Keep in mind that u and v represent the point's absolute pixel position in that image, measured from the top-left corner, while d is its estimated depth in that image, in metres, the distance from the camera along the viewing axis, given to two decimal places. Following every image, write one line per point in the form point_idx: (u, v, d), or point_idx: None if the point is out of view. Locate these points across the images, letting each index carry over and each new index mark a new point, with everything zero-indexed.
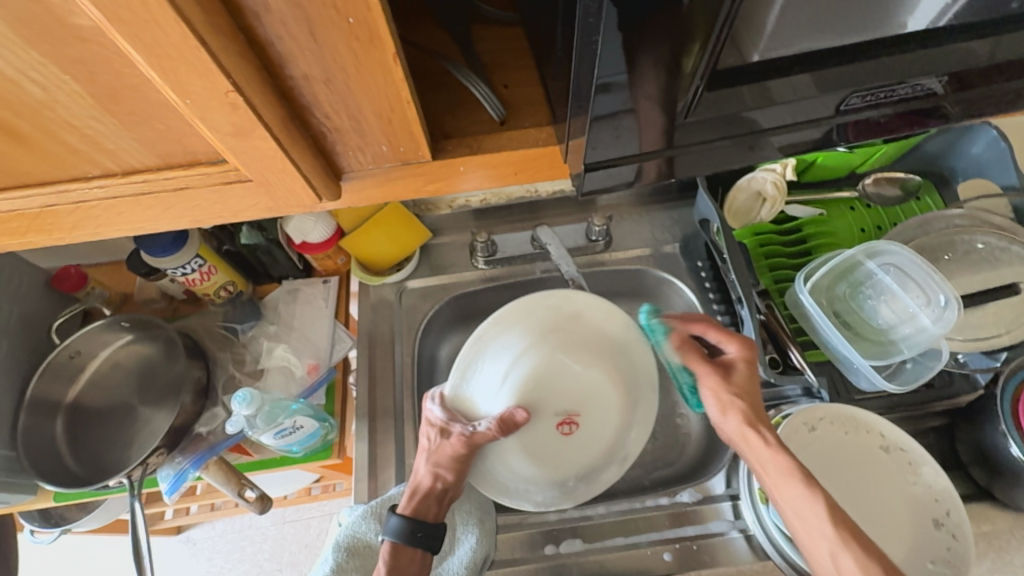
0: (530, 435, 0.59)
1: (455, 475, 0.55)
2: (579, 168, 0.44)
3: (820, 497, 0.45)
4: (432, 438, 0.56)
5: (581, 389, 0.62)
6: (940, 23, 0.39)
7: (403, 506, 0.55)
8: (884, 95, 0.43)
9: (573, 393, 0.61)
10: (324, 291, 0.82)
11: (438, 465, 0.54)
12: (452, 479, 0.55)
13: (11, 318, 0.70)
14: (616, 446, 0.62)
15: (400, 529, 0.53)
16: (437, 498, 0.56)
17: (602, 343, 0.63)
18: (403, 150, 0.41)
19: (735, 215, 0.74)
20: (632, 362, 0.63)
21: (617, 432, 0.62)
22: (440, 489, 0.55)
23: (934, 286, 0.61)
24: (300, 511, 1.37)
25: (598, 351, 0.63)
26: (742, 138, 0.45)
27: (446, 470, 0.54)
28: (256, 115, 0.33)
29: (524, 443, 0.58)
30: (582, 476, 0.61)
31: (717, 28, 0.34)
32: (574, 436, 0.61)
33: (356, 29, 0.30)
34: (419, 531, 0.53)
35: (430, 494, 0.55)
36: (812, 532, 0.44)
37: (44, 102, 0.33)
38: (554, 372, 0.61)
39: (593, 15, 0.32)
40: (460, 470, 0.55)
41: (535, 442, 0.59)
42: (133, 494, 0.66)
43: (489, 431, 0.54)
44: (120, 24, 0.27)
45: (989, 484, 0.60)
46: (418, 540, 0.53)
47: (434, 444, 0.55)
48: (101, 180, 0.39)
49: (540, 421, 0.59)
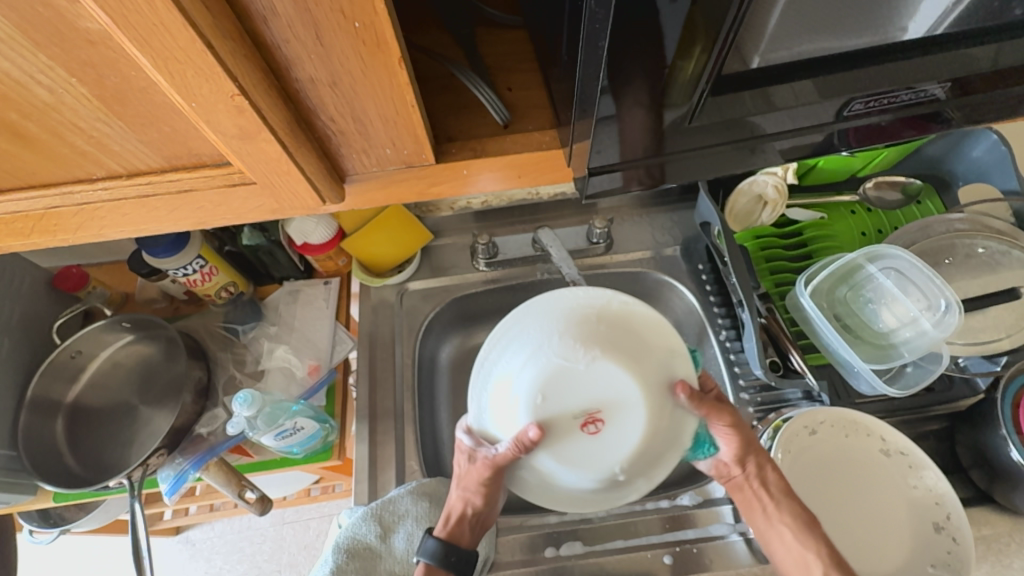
0: (561, 447, 0.50)
1: (484, 500, 0.53)
2: (582, 172, 0.44)
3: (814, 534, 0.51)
4: (463, 463, 0.54)
5: (603, 381, 0.51)
6: (939, 31, 0.39)
7: (439, 530, 0.55)
8: (887, 100, 0.43)
9: (592, 385, 0.51)
10: (325, 292, 0.82)
11: (467, 492, 0.53)
12: (482, 505, 0.54)
13: (13, 318, 0.70)
14: (664, 429, 0.51)
15: (436, 551, 0.53)
16: (471, 524, 0.55)
17: (613, 321, 0.53)
18: (407, 153, 0.41)
19: (735, 218, 0.74)
20: (645, 338, 0.53)
21: (665, 414, 0.51)
22: (471, 514, 0.55)
23: (935, 290, 0.61)
24: (300, 511, 1.36)
25: (610, 330, 0.52)
26: (744, 143, 0.45)
27: (474, 496, 0.53)
28: (261, 118, 0.33)
29: (566, 460, 0.50)
30: (637, 469, 0.51)
31: (721, 35, 0.34)
32: (613, 432, 0.51)
33: (362, 33, 0.31)
34: (452, 555, 0.53)
35: (463, 520, 0.55)
36: (804, 556, 0.51)
37: (51, 104, 0.33)
38: (564, 375, 0.52)
39: (599, 20, 0.32)
40: (486, 494, 0.53)
41: (570, 451, 0.50)
42: (132, 494, 0.66)
43: (508, 452, 0.49)
44: (128, 27, 0.27)
45: (989, 487, 0.60)
46: (451, 564, 0.52)
47: (464, 469, 0.54)
48: (105, 181, 0.39)
49: (564, 426, 0.50)
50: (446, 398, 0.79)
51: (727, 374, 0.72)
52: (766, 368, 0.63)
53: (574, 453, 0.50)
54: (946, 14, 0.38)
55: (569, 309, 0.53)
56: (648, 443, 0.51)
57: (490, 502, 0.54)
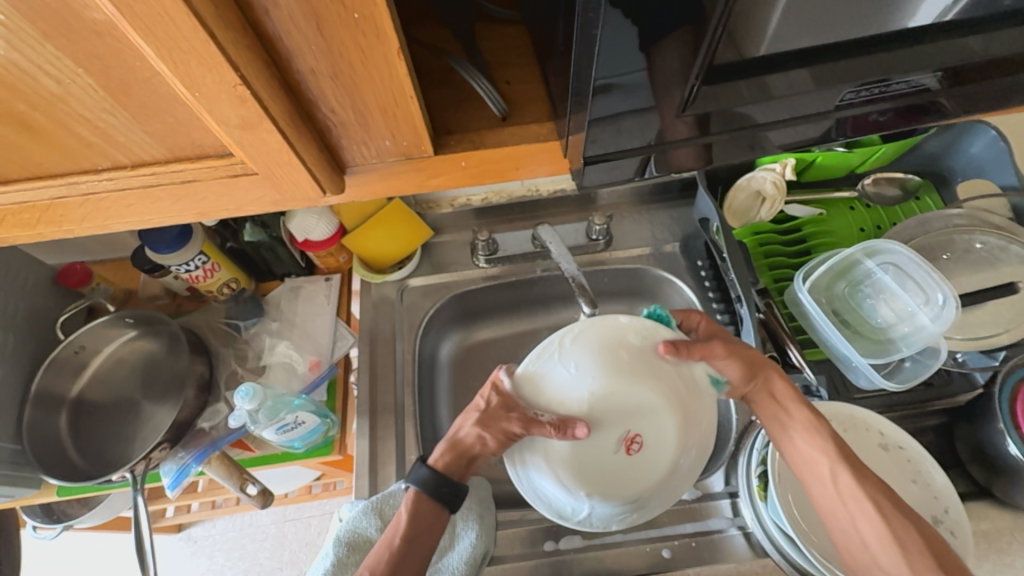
0: (627, 476, 0.52)
1: (497, 446, 0.50)
2: (579, 163, 0.44)
3: (825, 429, 0.49)
4: (490, 402, 0.52)
5: (619, 405, 0.51)
6: (947, 17, 0.39)
7: (435, 457, 0.52)
8: (879, 90, 0.44)
9: (612, 410, 0.51)
10: (326, 288, 0.82)
11: (485, 430, 0.50)
12: (493, 448, 0.50)
13: (18, 312, 0.71)
14: (686, 398, 0.52)
15: (427, 479, 0.50)
16: (469, 460, 0.52)
17: (583, 342, 0.51)
18: (406, 145, 0.42)
19: (734, 215, 0.74)
20: (615, 342, 0.52)
21: (685, 386, 0.52)
22: (476, 452, 0.51)
23: (933, 284, 0.61)
24: (301, 509, 1.37)
25: (589, 347, 0.51)
26: (741, 134, 0.45)
27: (490, 436, 0.50)
28: (263, 109, 0.33)
29: (636, 477, 0.52)
30: (693, 448, 0.52)
31: (711, 27, 0.34)
32: (652, 435, 0.51)
33: (362, 24, 0.31)
34: (444, 486, 0.50)
35: (463, 452, 0.52)
36: (813, 455, 0.49)
37: (57, 95, 0.33)
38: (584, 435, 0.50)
39: (592, 9, 0.32)
40: (505, 442, 0.50)
41: (636, 475, 0.52)
42: (135, 488, 0.66)
43: (546, 429, 0.48)
44: (133, 17, 0.27)
45: (988, 481, 0.60)
46: (442, 495, 0.50)
47: (490, 408, 0.52)
48: (110, 172, 0.40)
49: (612, 457, 0.51)
50: (447, 394, 0.79)
51: None
52: None
53: (636, 474, 0.52)
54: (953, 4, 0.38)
55: (543, 364, 0.52)
56: (682, 421, 0.52)
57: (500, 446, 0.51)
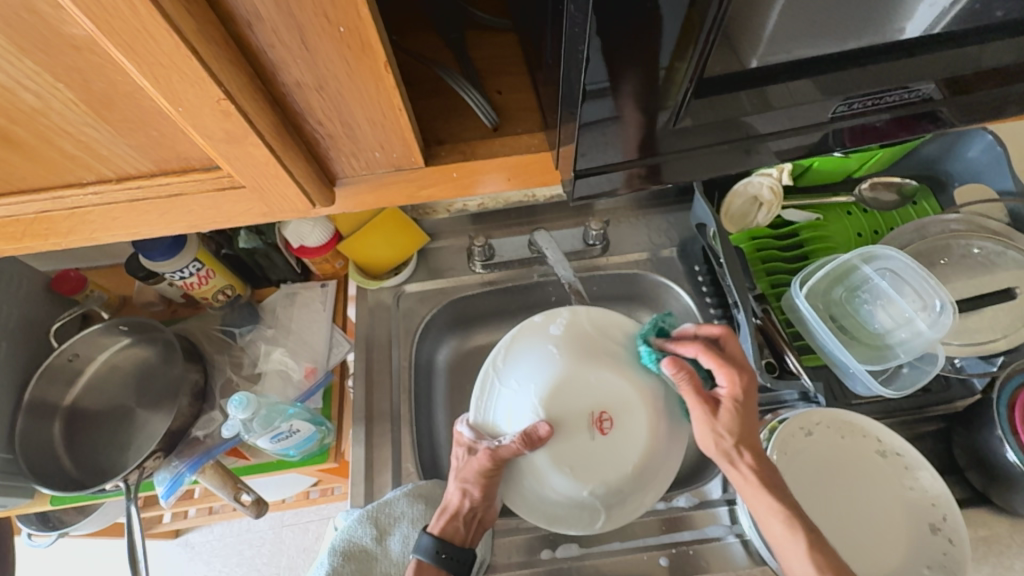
0: (614, 452, 0.59)
1: (482, 491, 0.56)
2: (570, 174, 0.44)
3: (801, 537, 0.49)
4: (459, 457, 0.58)
5: (570, 400, 0.59)
6: (935, 31, 0.39)
7: (434, 524, 0.58)
8: (874, 101, 0.43)
9: (565, 405, 0.59)
10: (322, 294, 0.82)
11: (461, 480, 0.56)
12: (479, 498, 0.56)
13: (10, 321, 0.71)
14: (629, 361, 0.61)
15: (429, 547, 0.56)
16: (464, 521, 0.57)
17: (513, 362, 0.60)
18: (396, 156, 0.42)
19: (731, 219, 0.74)
20: (548, 342, 0.61)
21: (617, 358, 0.61)
22: (467, 509, 0.57)
23: (930, 290, 0.61)
24: (299, 515, 1.36)
25: (521, 365, 0.60)
26: (738, 143, 0.45)
27: (471, 485, 0.55)
28: (248, 122, 0.33)
29: (621, 450, 0.59)
30: (656, 406, 0.60)
31: (703, 33, 0.34)
32: (614, 403, 0.60)
33: (347, 37, 0.31)
34: (444, 553, 0.55)
35: (457, 516, 0.57)
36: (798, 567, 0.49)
37: (39, 109, 0.33)
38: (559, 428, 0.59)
39: (578, 25, 0.32)
40: (486, 486, 0.56)
41: (619, 448, 0.59)
42: (129, 498, 0.66)
43: (513, 446, 0.55)
44: (113, 34, 0.27)
45: (986, 488, 0.60)
46: (443, 561, 0.55)
47: (462, 463, 0.58)
48: (95, 186, 0.39)
49: (591, 443, 0.59)
50: (443, 401, 0.79)
51: None
52: (762, 370, 0.64)
53: (618, 450, 0.59)
54: (944, 13, 0.38)
55: (493, 402, 0.59)
56: (632, 383, 0.60)
57: (488, 491, 0.56)
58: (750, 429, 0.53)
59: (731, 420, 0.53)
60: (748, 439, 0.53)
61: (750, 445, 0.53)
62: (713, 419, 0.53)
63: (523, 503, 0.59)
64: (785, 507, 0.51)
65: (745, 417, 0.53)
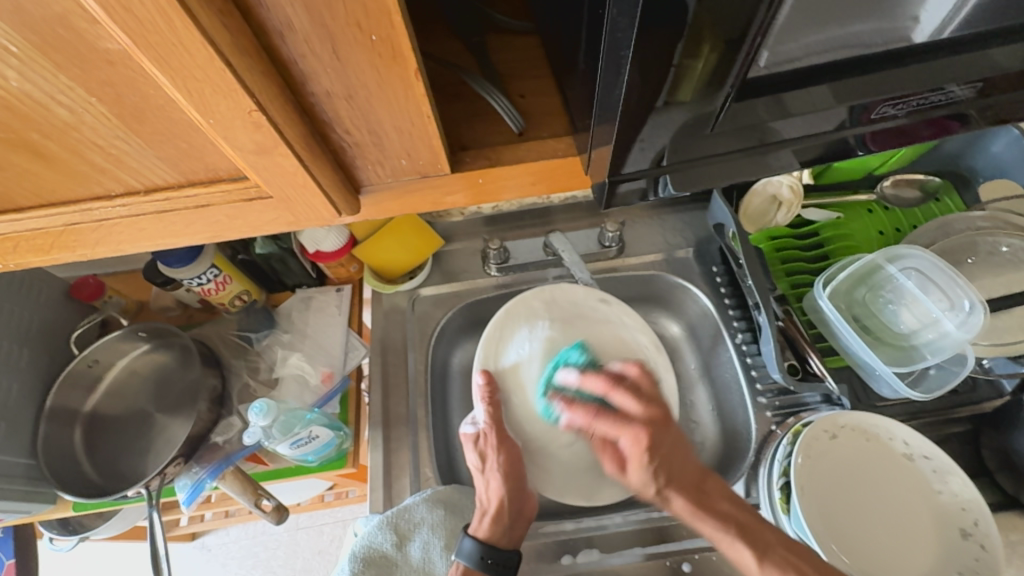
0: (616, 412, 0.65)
1: (507, 482, 0.58)
2: (602, 178, 0.43)
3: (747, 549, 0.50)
4: (478, 455, 0.60)
5: None
6: (942, 36, 0.38)
7: (478, 528, 0.58)
8: (915, 102, 0.42)
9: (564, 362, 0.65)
10: (337, 299, 0.82)
11: (489, 472, 0.59)
12: (507, 490, 0.58)
13: (32, 328, 0.71)
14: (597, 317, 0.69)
15: (474, 553, 0.55)
16: (506, 522, 0.58)
17: (510, 333, 0.65)
18: (422, 164, 0.41)
19: (750, 219, 0.73)
20: (539, 307, 0.68)
21: (602, 343, 0.67)
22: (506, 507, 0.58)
23: (958, 290, 0.58)
24: (314, 517, 1.37)
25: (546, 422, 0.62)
26: (754, 150, 0.44)
27: (495, 478, 0.59)
28: (278, 133, 0.33)
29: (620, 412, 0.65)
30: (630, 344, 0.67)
31: (744, 38, 0.32)
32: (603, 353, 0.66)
33: (379, 46, 0.30)
34: (490, 558, 0.55)
35: (500, 515, 0.58)
36: None
37: (71, 124, 0.33)
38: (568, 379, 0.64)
39: (622, 30, 0.32)
40: (510, 475, 0.59)
41: None
42: (150, 503, 0.66)
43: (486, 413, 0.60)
44: (146, 46, 0.27)
45: (1019, 492, 0.58)
46: (489, 567, 0.55)
47: (481, 460, 0.60)
48: (124, 199, 0.39)
49: None
50: (460, 404, 0.78)
51: (744, 378, 0.70)
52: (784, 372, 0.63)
53: None
54: (953, 13, 0.38)
55: (505, 351, 0.64)
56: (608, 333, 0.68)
57: (517, 477, 0.59)
58: (667, 468, 0.54)
59: (647, 464, 0.53)
60: (672, 478, 0.54)
61: (675, 484, 0.54)
62: (629, 479, 0.55)
63: (561, 486, 0.63)
64: (733, 530, 0.51)
65: (663, 463, 0.54)
